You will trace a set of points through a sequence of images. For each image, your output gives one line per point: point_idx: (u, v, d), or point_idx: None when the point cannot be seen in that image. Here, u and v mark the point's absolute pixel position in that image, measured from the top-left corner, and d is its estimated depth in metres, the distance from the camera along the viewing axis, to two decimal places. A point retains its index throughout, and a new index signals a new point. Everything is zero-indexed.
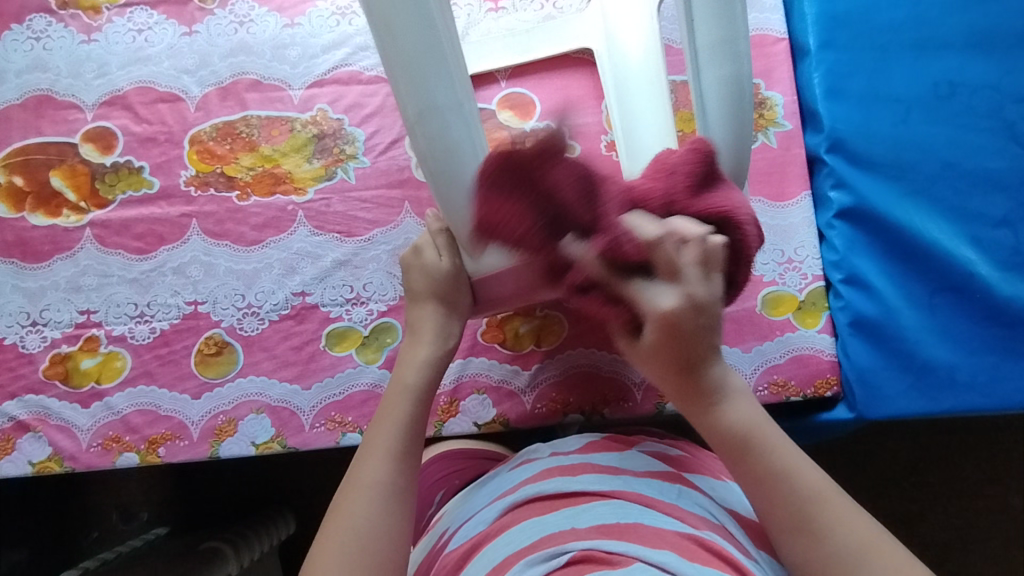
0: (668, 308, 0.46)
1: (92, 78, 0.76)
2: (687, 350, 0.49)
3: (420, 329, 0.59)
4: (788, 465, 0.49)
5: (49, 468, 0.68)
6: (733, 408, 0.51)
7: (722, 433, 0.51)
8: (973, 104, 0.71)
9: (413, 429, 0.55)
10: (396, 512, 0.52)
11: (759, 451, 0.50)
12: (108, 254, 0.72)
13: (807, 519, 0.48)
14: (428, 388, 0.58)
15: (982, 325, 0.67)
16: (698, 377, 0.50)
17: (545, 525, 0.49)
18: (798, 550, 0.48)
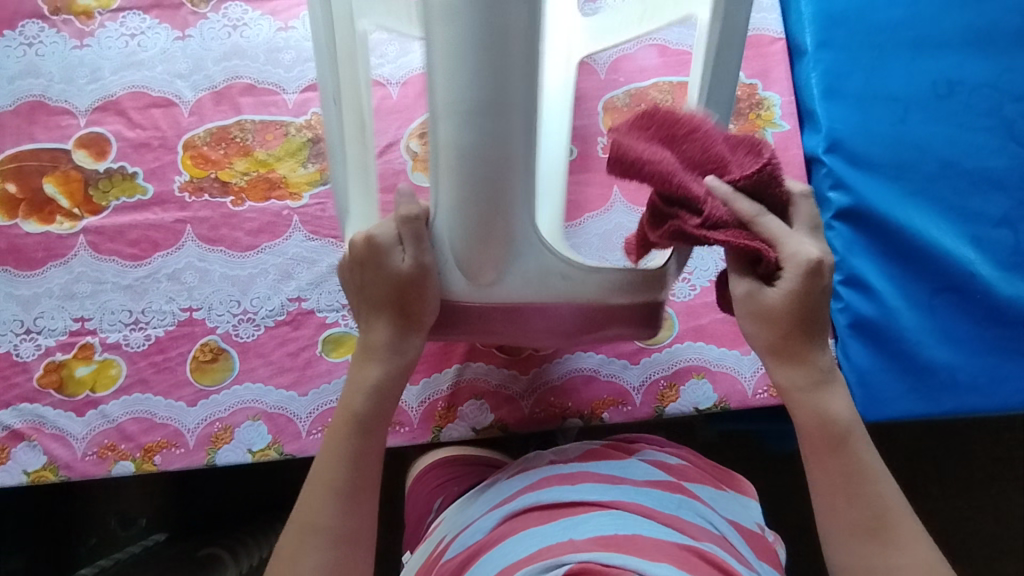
0: (814, 256, 0.45)
1: (85, 84, 0.75)
2: (815, 312, 0.47)
3: (374, 345, 0.53)
4: (877, 474, 0.49)
5: (44, 477, 0.68)
6: (836, 396, 0.50)
7: (829, 424, 0.49)
8: (971, 103, 0.70)
9: (354, 463, 0.51)
10: (344, 561, 0.49)
11: (853, 445, 0.49)
12: (102, 261, 0.72)
13: (881, 526, 0.48)
14: (378, 415, 0.53)
15: (984, 325, 0.66)
16: (813, 347, 0.49)
17: (543, 535, 0.48)
18: (856, 553, 0.48)
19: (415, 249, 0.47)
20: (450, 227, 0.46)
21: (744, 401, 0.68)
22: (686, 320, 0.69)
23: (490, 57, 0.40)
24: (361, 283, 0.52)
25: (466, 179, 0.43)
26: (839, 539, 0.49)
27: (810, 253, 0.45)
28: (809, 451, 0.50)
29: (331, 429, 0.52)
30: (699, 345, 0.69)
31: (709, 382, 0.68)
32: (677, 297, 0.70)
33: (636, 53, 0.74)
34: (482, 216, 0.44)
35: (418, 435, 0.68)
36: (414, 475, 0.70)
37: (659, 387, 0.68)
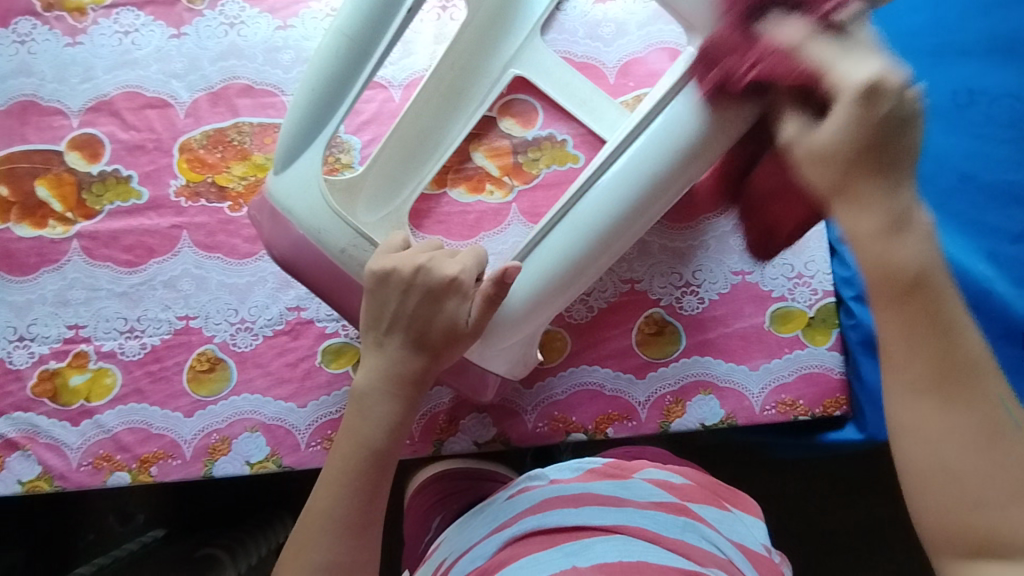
0: (870, 81, 0.35)
1: (77, 83, 0.73)
2: (885, 142, 0.35)
3: (381, 380, 0.51)
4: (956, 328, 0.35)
5: (39, 487, 0.66)
6: (909, 242, 0.35)
7: (894, 267, 0.34)
8: (993, 113, 0.68)
9: (358, 500, 0.49)
10: None
11: (930, 296, 0.34)
12: (96, 267, 0.70)
13: (954, 393, 0.34)
14: (387, 452, 0.51)
15: (1000, 344, 0.65)
16: (878, 177, 0.35)
17: (544, 562, 0.47)
18: (928, 415, 0.35)
19: (481, 310, 0.50)
20: (559, 245, 0.51)
21: (751, 418, 0.66)
22: (693, 333, 0.68)
23: (692, 159, 0.49)
24: (404, 312, 0.50)
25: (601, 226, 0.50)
26: (898, 395, 0.36)
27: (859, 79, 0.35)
28: (870, 302, 0.36)
29: (341, 453, 0.50)
30: (706, 360, 0.67)
31: (716, 399, 0.66)
32: (686, 310, 0.68)
33: (646, 56, 0.72)
34: (582, 263, 0.51)
35: (419, 448, 0.67)
36: (416, 484, 0.70)
37: (664, 403, 0.67)
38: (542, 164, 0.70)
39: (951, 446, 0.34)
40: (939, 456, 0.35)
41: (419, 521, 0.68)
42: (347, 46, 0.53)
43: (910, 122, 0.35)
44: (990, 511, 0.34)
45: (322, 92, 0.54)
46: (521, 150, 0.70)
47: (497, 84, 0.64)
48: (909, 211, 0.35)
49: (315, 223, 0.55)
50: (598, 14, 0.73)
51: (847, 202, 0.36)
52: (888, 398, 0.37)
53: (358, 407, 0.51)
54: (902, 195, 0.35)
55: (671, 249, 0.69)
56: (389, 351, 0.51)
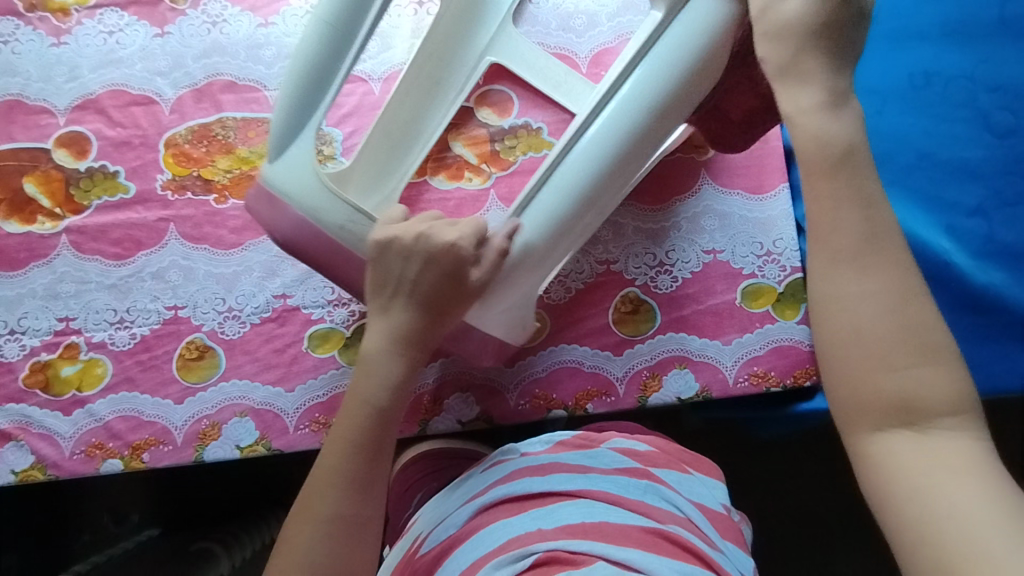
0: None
1: (63, 82, 0.75)
2: (827, 48, 0.44)
3: (389, 343, 0.53)
4: (870, 202, 0.41)
5: (32, 476, 0.68)
6: (837, 125, 0.43)
7: (819, 145, 0.42)
8: (946, 93, 0.71)
9: (362, 454, 0.52)
10: (343, 543, 0.50)
11: (849, 176, 0.42)
12: (85, 261, 0.72)
13: (871, 288, 0.40)
14: (392, 407, 0.53)
15: (959, 312, 0.68)
16: (811, 80, 0.44)
17: (513, 526, 0.50)
18: (833, 277, 0.40)
19: (491, 266, 0.52)
20: (545, 206, 0.52)
21: (725, 390, 0.69)
22: (668, 310, 0.70)
23: (659, 118, 0.52)
24: (406, 277, 0.52)
25: (581, 183, 0.52)
26: (823, 269, 0.41)
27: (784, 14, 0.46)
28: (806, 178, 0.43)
29: (347, 409, 0.53)
30: (681, 335, 0.70)
31: (691, 372, 0.69)
32: (660, 288, 0.70)
33: (616, 46, 0.75)
34: (569, 224, 0.53)
35: (405, 428, 0.69)
36: (401, 461, 0.72)
37: (641, 377, 0.69)
38: (518, 152, 0.72)
39: (851, 298, 0.40)
40: (841, 317, 0.40)
41: (399, 498, 0.70)
42: (330, 32, 0.56)
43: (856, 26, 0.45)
44: (879, 374, 0.39)
45: (309, 78, 0.56)
46: (498, 138, 0.72)
47: (473, 74, 0.66)
48: (836, 105, 0.43)
49: (309, 204, 0.57)
50: (570, 7, 0.76)
51: (791, 89, 0.45)
52: (815, 275, 0.41)
53: (362, 367, 0.54)
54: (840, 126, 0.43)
55: (646, 231, 0.72)
56: (392, 313, 0.53)
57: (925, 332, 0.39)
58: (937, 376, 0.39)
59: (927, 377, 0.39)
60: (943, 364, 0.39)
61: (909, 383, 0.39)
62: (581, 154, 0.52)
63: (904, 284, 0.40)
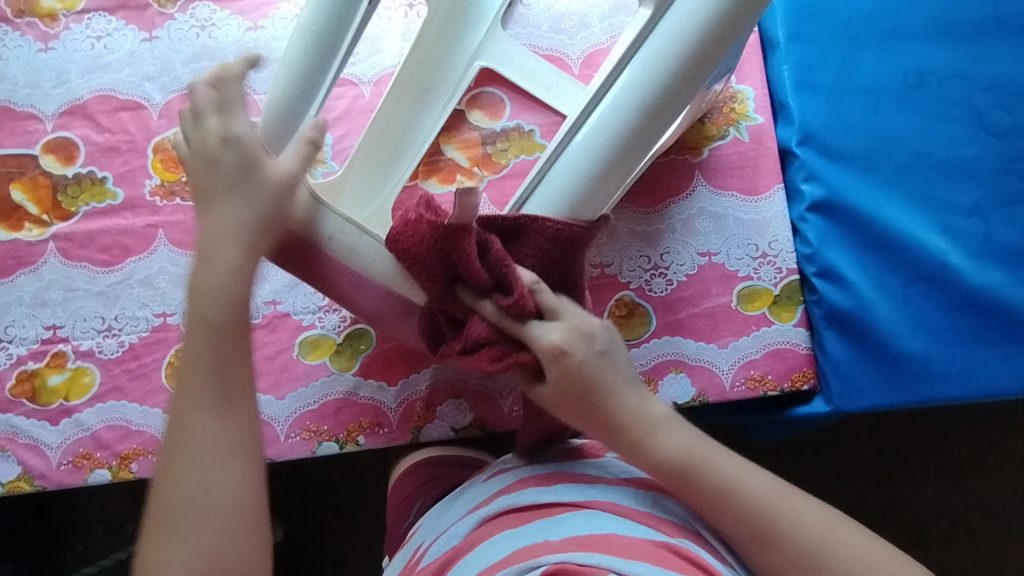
0: (556, 342, 0.47)
1: (50, 88, 0.74)
2: (591, 384, 0.48)
3: (213, 251, 0.47)
4: (734, 478, 0.48)
5: (19, 488, 0.67)
6: (668, 433, 0.49)
7: (661, 465, 0.49)
8: (941, 92, 0.71)
9: (217, 377, 0.46)
10: (241, 481, 0.45)
11: (700, 479, 0.48)
12: (73, 268, 0.71)
13: (723, 511, 0.48)
14: (235, 328, 0.47)
15: (958, 314, 0.67)
16: (613, 401, 0.48)
17: (518, 536, 0.48)
18: (759, 559, 0.48)
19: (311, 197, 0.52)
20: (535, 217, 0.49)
21: (721, 395, 0.68)
22: (663, 314, 0.69)
23: (652, 120, 0.47)
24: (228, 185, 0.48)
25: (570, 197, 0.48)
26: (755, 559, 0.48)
27: (547, 345, 0.47)
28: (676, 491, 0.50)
29: (178, 396, 0.46)
30: (677, 339, 0.69)
31: (687, 376, 0.68)
32: (655, 292, 0.69)
33: (609, 48, 0.74)
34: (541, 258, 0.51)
35: (397, 436, 0.68)
36: (398, 471, 0.71)
37: None
38: (510, 155, 0.72)
39: (792, 571, 0.47)
40: (794, 573, 0.47)
41: (399, 507, 0.68)
42: (312, 38, 0.54)
43: (613, 349, 0.49)
44: None
45: (293, 87, 0.55)
46: (490, 140, 0.72)
47: (463, 77, 0.63)
48: (651, 420, 0.49)
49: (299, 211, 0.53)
50: (561, 8, 0.75)
51: (607, 421, 0.49)
52: (750, 560, 0.49)
53: (188, 347, 0.47)
54: (665, 447, 0.49)
55: (640, 234, 0.71)
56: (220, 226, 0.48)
57: (831, 531, 0.47)
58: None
59: None
60: (879, 570, 0.46)
61: None
62: (568, 163, 0.48)
63: (730, 473, 0.49)
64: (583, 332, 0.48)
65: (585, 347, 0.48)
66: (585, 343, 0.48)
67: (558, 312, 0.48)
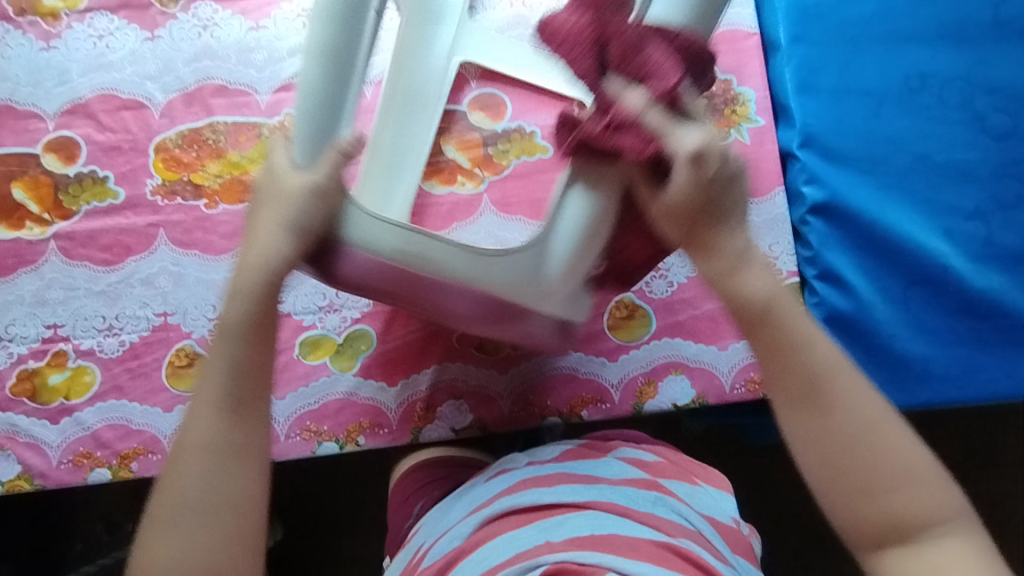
0: (696, 146, 0.44)
1: (52, 87, 0.74)
2: (710, 196, 0.45)
3: (246, 259, 0.51)
4: (808, 338, 0.48)
5: (19, 486, 0.67)
6: (752, 275, 0.48)
7: (743, 303, 0.48)
8: (943, 96, 0.71)
9: (235, 384, 0.49)
10: (229, 473, 0.48)
11: (775, 329, 0.48)
12: (73, 267, 0.71)
13: (819, 396, 0.47)
14: (254, 330, 0.50)
15: (958, 317, 0.67)
16: (717, 219, 0.46)
17: (520, 537, 0.48)
18: (806, 427, 0.47)
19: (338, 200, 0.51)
20: None
21: (721, 397, 0.68)
22: (663, 316, 0.69)
23: None
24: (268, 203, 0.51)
25: None
26: (795, 431, 0.48)
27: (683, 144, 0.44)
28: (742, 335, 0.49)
29: (176, 458, 0.49)
30: (676, 341, 0.69)
31: (687, 378, 0.68)
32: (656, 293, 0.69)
33: None
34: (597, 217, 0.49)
35: (398, 436, 0.68)
36: (399, 472, 0.71)
37: (638, 384, 0.68)
38: (513, 156, 0.72)
39: (837, 445, 0.47)
40: (835, 455, 0.47)
41: (401, 507, 0.68)
42: (327, 59, 0.53)
43: (727, 159, 0.45)
44: (881, 495, 0.46)
45: (322, 110, 0.53)
46: (492, 142, 0.72)
47: (446, 74, 0.62)
48: (746, 254, 0.47)
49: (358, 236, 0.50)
50: None
51: (703, 250, 0.47)
52: (785, 424, 0.49)
53: (190, 414, 0.50)
54: (750, 286, 0.47)
55: None
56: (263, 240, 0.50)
57: (884, 429, 0.47)
58: (928, 496, 0.46)
59: (911, 492, 0.46)
60: (917, 477, 0.47)
61: (899, 503, 0.46)
62: None
63: (834, 365, 0.48)
64: (705, 148, 0.44)
65: (709, 159, 0.44)
66: (733, 159, 0.46)
67: (684, 128, 0.44)
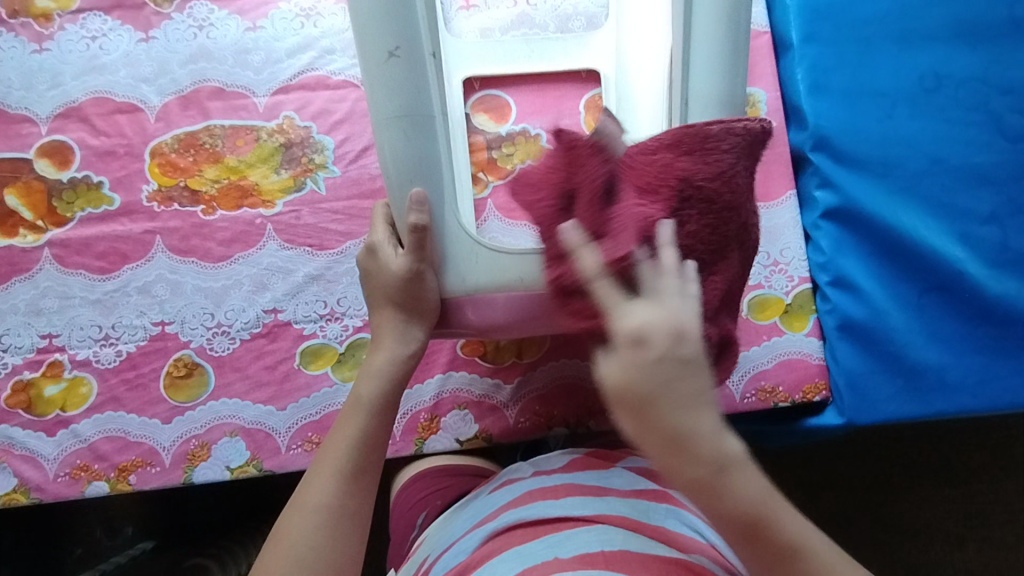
0: (639, 328, 0.38)
1: (45, 90, 0.72)
2: (665, 393, 0.37)
3: (382, 334, 0.56)
4: (798, 532, 0.40)
5: (16, 500, 0.66)
6: (740, 479, 0.39)
7: (733, 517, 0.39)
8: (958, 96, 0.69)
9: (359, 456, 0.53)
10: (338, 533, 0.50)
11: (771, 529, 0.39)
12: (68, 276, 0.69)
13: (771, 532, 0.39)
14: (386, 403, 0.55)
15: (974, 324, 0.66)
16: (690, 450, 0.38)
17: (528, 553, 0.46)
18: None
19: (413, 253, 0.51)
20: None
21: (732, 406, 0.67)
22: None
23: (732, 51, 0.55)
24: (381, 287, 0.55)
25: None
26: None
27: (622, 327, 0.38)
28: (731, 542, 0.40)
29: (287, 518, 0.51)
30: None
31: None
32: None
33: None
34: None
35: (401, 448, 0.66)
36: (401, 483, 0.70)
37: None
38: (516, 160, 0.69)
39: None
40: None
41: (404, 518, 0.67)
42: (405, 122, 0.51)
43: (685, 351, 0.38)
44: None
45: (406, 166, 0.51)
46: (495, 146, 0.69)
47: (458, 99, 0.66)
48: (724, 458, 0.38)
49: (512, 275, 0.53)
50: (569, 7, 0.72)
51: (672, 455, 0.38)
52: None
53: (310, 477, 0.52)
54: (740, 489, 0.39)
55: None
56: (396, 326, 0.55)
57: None
58: None
59: None
60: None
61: None
62: None
63: (774, 493, 0.40)
64: (637, 336, 0.37)
65: (670, 346, 0.37)
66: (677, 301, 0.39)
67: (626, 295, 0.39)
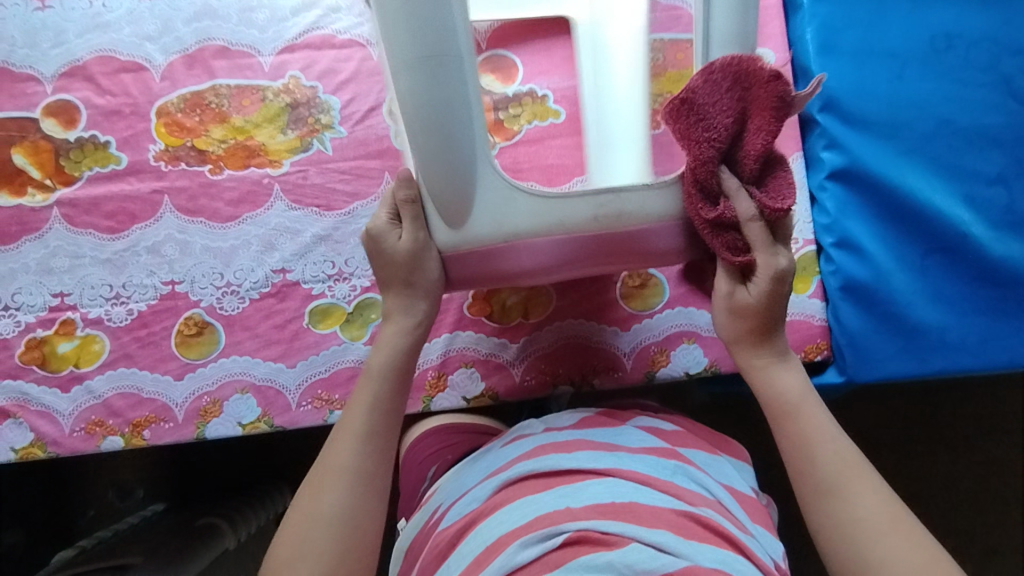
0: (785, 266, 0.52)
1: (49, 48, 0.71)
2: (775, 311, 0.54)
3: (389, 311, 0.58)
4: (819, 432, 0.53)
5: (33, 454, 0.67)
6: (787, 375, 0.55)
7: (772, 396, 0.55)
8: (969, 57, 0.68)
9: (380, 420, 0.54)
10: (364, 495, 0.52)
11: (798, 418, 0.54)
12: (78, 235, 0.70)
13: (785, 420, 0.54)
14: (398, 372, 0.56)
15: (976, 285, 0.66)
16: (777, 336, 0.55)
17: (541, 503, 0.48)
18: (821, 512, 0.51)
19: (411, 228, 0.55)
20: None
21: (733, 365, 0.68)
22: (675, 284, 0.69)
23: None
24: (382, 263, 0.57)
25: None
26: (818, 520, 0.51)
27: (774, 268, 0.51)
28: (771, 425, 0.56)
29: (314, 481, 0.52)
30: (689, 310, 0.69)
31: (699, 346, 0.68)
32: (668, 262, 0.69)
33: None
34: None
35: (409, 405, 0.67)
36: (410, 440, 0.71)
37: (649, 352, 0.68)
38: (523, 120, 0.69)
39: (840, 527, 0.49)
40: (834, 533, 0.50)
41: (412, 471, 0.68)
42: (431, 64, 0.49)
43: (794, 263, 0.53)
44: None
45: (431, 110, 0.50)
46: (503, 106, 0.69)
47: None
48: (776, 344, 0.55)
49: (550, 219, 0.52)
50: None
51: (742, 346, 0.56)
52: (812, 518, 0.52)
53: (332, 440, 0.54)
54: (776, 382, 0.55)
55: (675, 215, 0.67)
56: (401, 301, 0.57)
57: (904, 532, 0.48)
58: None
59: None
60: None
61: None
62: None
63: (801, 395, 0.54)
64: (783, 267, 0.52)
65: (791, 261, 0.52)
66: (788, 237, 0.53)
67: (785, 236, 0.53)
